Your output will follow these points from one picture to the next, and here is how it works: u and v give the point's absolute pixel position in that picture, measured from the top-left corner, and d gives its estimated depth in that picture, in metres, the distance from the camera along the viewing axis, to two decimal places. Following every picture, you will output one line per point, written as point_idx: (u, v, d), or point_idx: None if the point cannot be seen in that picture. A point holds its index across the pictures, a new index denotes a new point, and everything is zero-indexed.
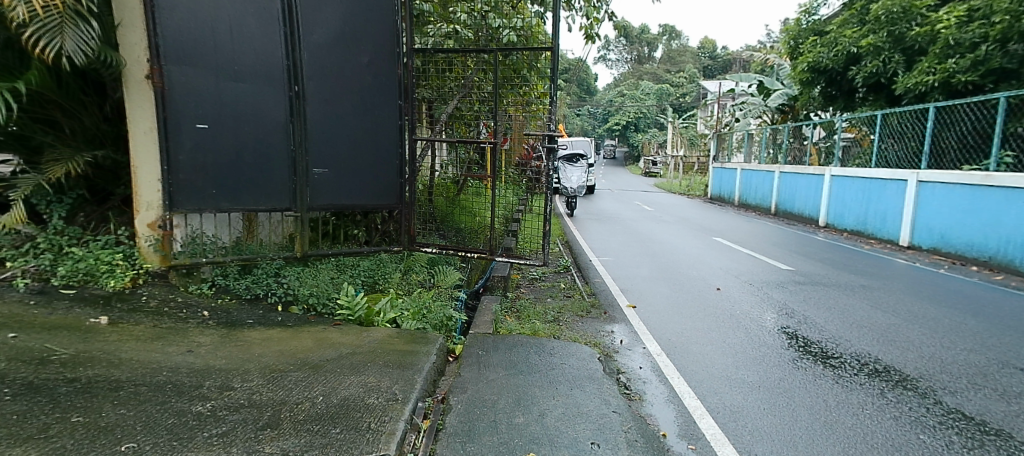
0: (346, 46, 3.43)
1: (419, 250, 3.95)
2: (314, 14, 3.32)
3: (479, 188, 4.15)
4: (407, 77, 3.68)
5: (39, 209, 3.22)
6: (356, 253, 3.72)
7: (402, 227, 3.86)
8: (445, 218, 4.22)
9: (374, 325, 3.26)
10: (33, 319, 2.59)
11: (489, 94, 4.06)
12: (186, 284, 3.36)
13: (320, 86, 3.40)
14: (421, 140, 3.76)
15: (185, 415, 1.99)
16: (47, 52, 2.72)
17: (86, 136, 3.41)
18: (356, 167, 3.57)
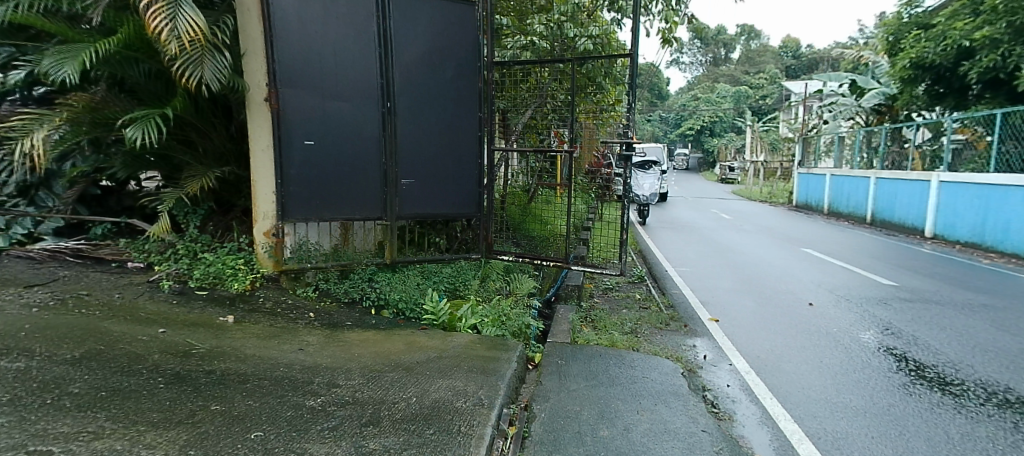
0: (432, 64, 3.65)
1: (496, 258, 4.07)
2: (404, 34, 3.55)
3: (549, 195, 4.22)
4: (487, 89, 3.86)
5: (179, 219, 3.67)
6: (439, 260, 3.90)
7: (480, 235, 4.03)
8: (517, 227, 4.30)
9: (456, 330, 3.37)
10: (177, 317, 2.92)
11: (563, 103, 4.15)
12: (294, 287, 3.64)
13: (408, 102, 3.62)
14: (501, 150, 3.91)
15: (300, 408, 2.17)
16: (189, 80, 3.10)
17: (215, 155, 3.81)
18: (440, 177, 3.77)
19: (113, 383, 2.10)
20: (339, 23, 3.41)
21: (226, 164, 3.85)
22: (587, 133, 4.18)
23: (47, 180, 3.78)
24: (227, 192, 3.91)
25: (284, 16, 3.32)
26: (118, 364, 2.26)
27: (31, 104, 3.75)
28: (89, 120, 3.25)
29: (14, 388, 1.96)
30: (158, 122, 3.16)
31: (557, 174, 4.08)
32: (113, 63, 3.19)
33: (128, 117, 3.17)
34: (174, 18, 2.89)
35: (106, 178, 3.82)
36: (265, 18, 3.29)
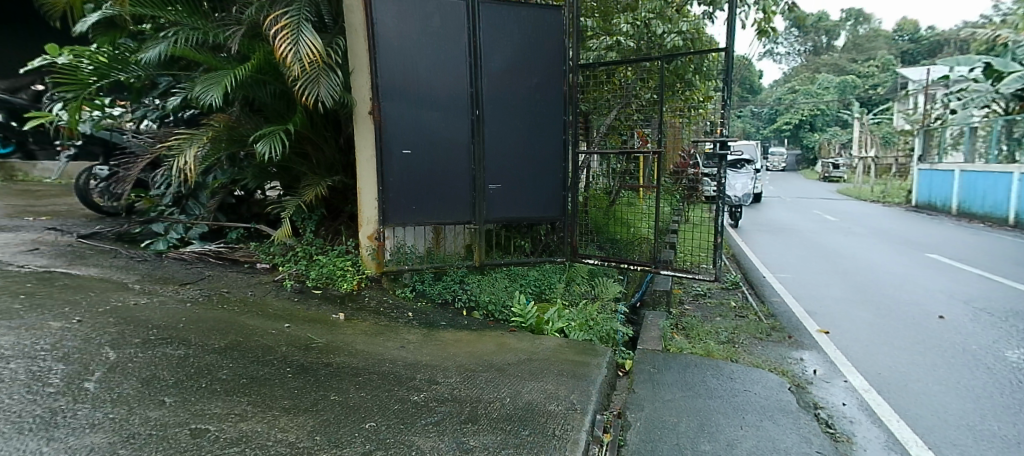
0: (519, 70, 3.74)
1: (580, 261, 4.06)
2: (493, 43, 3.66)
3: (632, 197, 4.18)
4: (572, 92, 3.90)
5: (298, 224, 4.08)
6: (525, 263, 4.03)
7: (564, 240, 4.06)
8: (601, 230, 4.17)
9: (543, 334, 3.36)
10: (298, 314, 3.21)
11: (648, 101, 4.24)
12: (394, 287, 3.82)
13: (496, 110, 3.72)
14: (584, 152, 3.94)
15: (406, 402, 2.29)
16: (308, 98, 3.40)
17: (327, 165, 4.15)
18: (525, 180, 3.85)
19: (251, 372, 2.35)
20: (433, 37, 3.57)
21: (336, 173, 4.17)
22: (672, 132, 4.15)
23: (194, 191, 4.34)
24: (336, 199, 4.25)
25: (385, 32, 3.49)
26: (255, 355, 2.53)
27: (182, 126, 4.36)
28: (227, 138, 3.68)
29: (176, 372, 2.26)
30: (282, 137, 3.50)
31: (641, 174, 4.07)
32: (246, 86, 3.58)
33: (257, 134, 3.56)
34: (297, 42, 3.21)
35: (239, 188, 4.31)
36: (369, 36, 3.47)
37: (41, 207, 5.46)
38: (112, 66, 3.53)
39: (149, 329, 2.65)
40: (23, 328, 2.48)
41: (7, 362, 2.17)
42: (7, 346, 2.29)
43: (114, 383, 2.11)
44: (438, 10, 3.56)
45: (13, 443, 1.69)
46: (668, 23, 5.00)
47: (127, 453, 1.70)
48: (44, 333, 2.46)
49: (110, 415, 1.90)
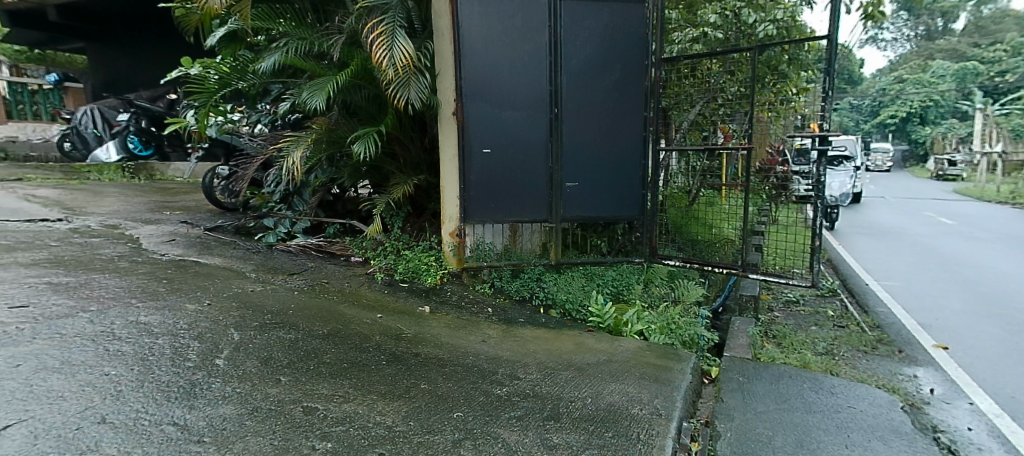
0: (600, 67, 3.70)
1: (660, 262, 3.92)
2: (574, 41, 3.65)
3: (713, 196, 4.02)
4: (654, 88, 3.78)
5: (386, 220, 4.32)
6: (601, 262, 3.95)
7: (643, 240, 3.96)
8: (680, 229, 4.00)
9: (622, 335, 3.28)
10: (389, 305, 3.39)
11: (735, 95, 3.90)
12: (473, 283, 3.90)
13: (575, 107, 3.71)
14: (666, 149, 3.80)
15: (489, 395, 2.34)
16: (399, 100, 3.60)
17: (413, 164, 4.35)
18: (603, 179, 3.82)
19: (349, 357, 2.52)
20: (515, 37, 3.62)
21: (421, 172, 4.35)
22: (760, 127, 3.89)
23: (299, 189, 4.69)
24: (420, 196, 4.44)
25: (470, 34, 3.59)
26: (353, 342, 2.71)
27: (290, 130, 4.73)
28: (326, 140, 3.98)
29: (288, 354, 2.47)
30: (375, 138, 3.74)
31: (723, 174, 3.97)
32: (345, 91, 3.86)
33: (353, 136, 3.81)
34: (391, 48, 3.41)
35: (336, 186, 4.62)
36: (456, 39, 3.59)
37: (175, 202, 6.15)
38: (233, 75, 3.94)
39: (264, 313, 2.92)
40: (164, 309, 2.81)
41: (155, 337, 2.47)
42: (155, 324, 2.61)
43: (239, 361, 2.34)
44: (521, 9, 3.60)
45: (163, 409, 1.94)
46: (760, 11, 4.71)
47: (252, 425, 1.90)
48: (181, 314, 2.77)
49: (237, 389, 2.12)
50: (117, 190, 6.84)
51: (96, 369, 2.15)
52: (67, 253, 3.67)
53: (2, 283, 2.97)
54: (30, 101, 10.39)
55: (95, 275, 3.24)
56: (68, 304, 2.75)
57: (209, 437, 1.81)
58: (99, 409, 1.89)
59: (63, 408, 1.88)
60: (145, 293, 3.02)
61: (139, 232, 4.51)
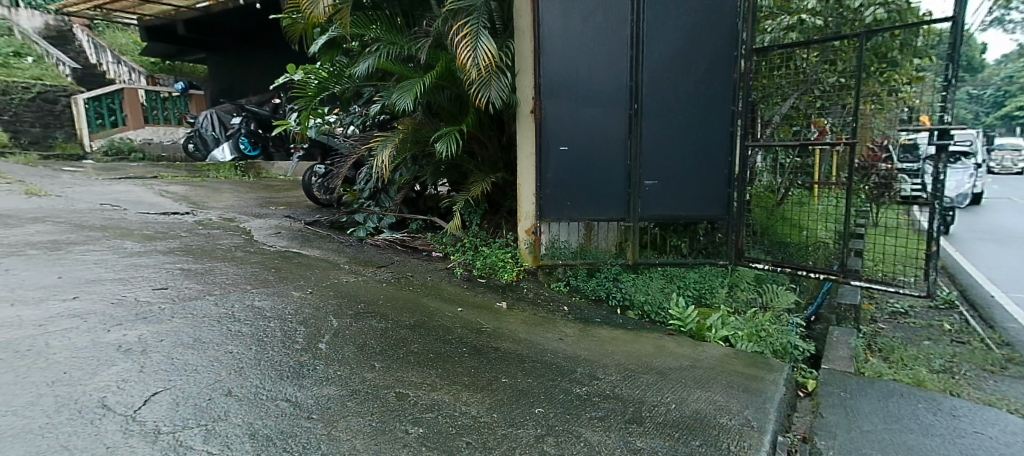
0: (684, 60, 3.56)
1: (747, 265, 3.74)
2: (657, 34, 3.54)
3: (804, 195, 3.65)
4: (743, 79, 3.59)
5: (465, 217, 4.47)
6: (683, 264, 3.80)
7: (728, 239, 3.77)
8: (767, 230, 3.76)
9: (705, 341, 3.16)
10: (469, 299, 3.49)
11: (834, 86, 3.50)
12: (549, 281, 3.91)
13: (657, 103, 3.61)
14: (755, 145, 3.60)
15: (570, 394, 2.34)
16: (480, 99, 3.69)
17: (491, 163, 4.44)
18: (685, 177, 3.68)
19: (436, 348, 2.63)
20: (595, 33, 3.59)
21: (498, 170, 4.44)
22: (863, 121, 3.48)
23: (385, 187, 4.91)
24: (496, 194, 4.53)
25: (551, 32, 3.61)
26: (438, 334, 2.81)
27: (378, 131, 4.98)
28: (411, 140, 4.14)
29: (381, 342, 2.62)
30: (457, 137, 3.86)
31: (816, 171, 3.58)
32: (430, 92, 4.01)
33: (437, 135, 3.96)
34: (475, 49, 3.50)
35: (418, 184, 4.81)
36: (536, 37, 3.62)
37: (280, 198, 6.69)
38: (330, 80, 4.20)
39: (358, 303, 3.11)
40: (274, 295, 3.07)
41: (268, 321, 2.71)
42: (267, 309, 2.86)
43: (338, 346, 2.52)
44: (602, 4, 3.56)
45: (277, 386, 2.13)
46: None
47: (353, 405, 2.04)
48: (287, 300, 3.01)
49: (338, 372, 2.28)
50: (230, 186, 7.52)
51: (221, 347, 2.39)
52: (193, 242, 4.10)
53: (145, 267, 3.37)
54: (162, 107, 11.59)
55: (216, 263, 3.59)
56: (197, 288, 3.07)
57: (318, 414, 1.97)
58: (227, 383, 2.12)
59: (197, 379, 2.12)
60: (259, 280, 3.31)
61: (249, 225, 4.94)
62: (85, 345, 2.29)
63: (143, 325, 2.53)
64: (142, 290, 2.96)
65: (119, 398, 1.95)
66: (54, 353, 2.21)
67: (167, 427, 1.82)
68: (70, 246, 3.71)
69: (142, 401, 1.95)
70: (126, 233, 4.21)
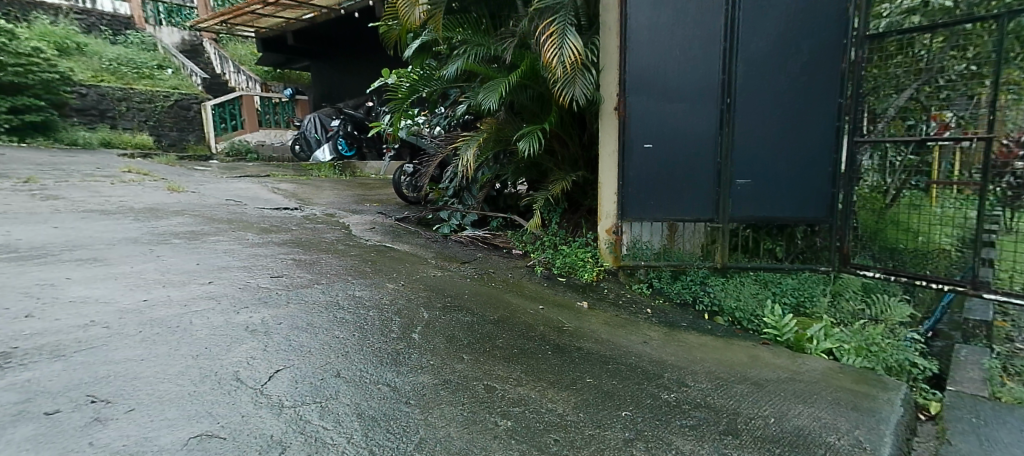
0: (784, 50, 3.35)
1: (852, 272, 3.41)
2: (754, 24, 3.36)
3: (918, 196, 3.26)
4: (852, 70, 3.28)
5: (544, 215, 4.48)
6: (779, 269, 3.58)
7: (832, 245, 3.46)
8: (875, 236, 3.42)
9: (805, 353, 2.96)
10: (550, 297, 3.51)
11: (962, 75, 3.13)
12: (630, 282, 3.83)
13: (751, 97, 3.42)
14: (864, 141, 3.29)
15: (658, 399, 2.29)
16: (564, 98, 3.69)
17: (571, 161, 4.44)
18: (781, 176, 3.46)
19: (519, 344, 2.66)
20: (685, 26, 3.47)
21: (579, 169, 4.43)
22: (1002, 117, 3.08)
23: (469, 185, 5.08)
24: (576, 193, 4.52)
25: (638, 26, 3.53)
26: (522, 330, 2.85)
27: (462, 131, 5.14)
28: (494, 139, 4.25)
29: (468, 335, 2.69)
30: (540, 135, 3.88)
31: (935, 171, 3.16)
32: (514, 91, 4.07)
33: (519, 134, 4.01)
34: (561, 46, 3.51)
35: (500, 182, 4.91)
36: (622, 32, 3.57)
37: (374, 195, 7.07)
38: (420, 82, 4.39)
39: (445, 296, 3.22)
40: (371, 286, 3.25)
41: (367, 309, 2.88)
42: (367, 298, 3.04)
43: (430, 337, 2.62)
44: None
45: (378, 371, 2.26)
46: None
47: (446, 394, 2.12)
48: (383, 291, 3.18)
49: (430, 361, 2.37)
50: (330, 184, 8.05)
51: (330, 331, 2.57)
52: (301, 235, 4.42)
53: (264, 256, 3.69)
54: (273, 111, 12.49)
55: (322, 255, 3.85)
56: (308, 277, 3.32)
57: (415, 400, 2.07)
58: (336, 365, 2.27)
59: (311, 360, 2.29)
60: (358, 272, 3.51)
61: (346, 220, 5.26)
62: (221, 324, 2.55)
63: (265, 308, 2.77)
64: (262, 277, 3.25)
65: (249, 372, 2.15)
66: (197, 329, 2.47)
67: (290, 401, 1.99)
68: (204, 236, 4.14)
69: (268, 376, 2.14)
70: (246, 226, 4.63)
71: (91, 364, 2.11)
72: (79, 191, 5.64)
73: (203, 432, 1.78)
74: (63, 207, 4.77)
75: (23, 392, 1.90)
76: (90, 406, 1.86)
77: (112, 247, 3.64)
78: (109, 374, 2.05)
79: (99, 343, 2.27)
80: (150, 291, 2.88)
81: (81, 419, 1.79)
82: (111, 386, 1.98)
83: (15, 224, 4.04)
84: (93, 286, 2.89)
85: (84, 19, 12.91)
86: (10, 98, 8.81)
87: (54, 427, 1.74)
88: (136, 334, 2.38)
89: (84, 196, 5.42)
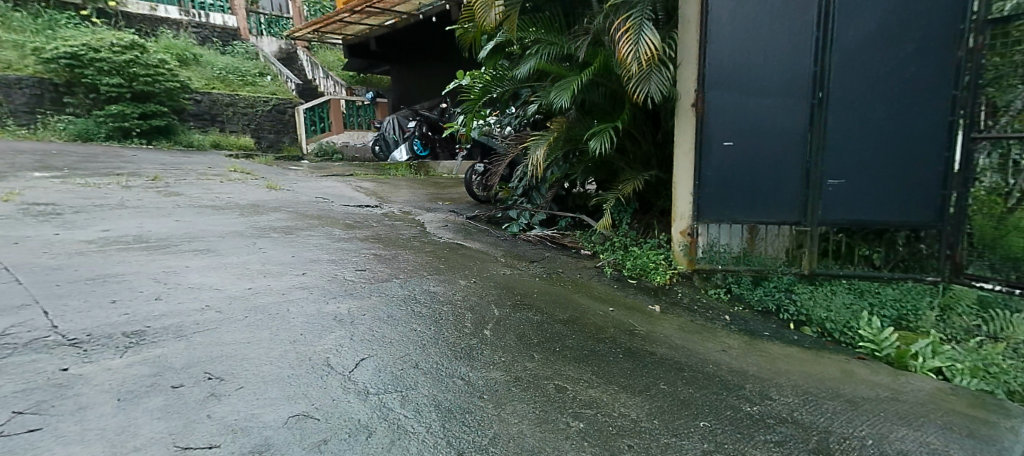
0: (886, 40, 3.08)
1: (965, 284, 3.07)
2: (853, 12, 3.11)
3: None
4: (970, 59, 2.95)
5: (614, 216, 4.40)
6: (876, 278, 3.30)
7: (938, 252, 3.17)
8: (995, 245, 2.99)
9: (908, 371, 2.69)
10: (621, 300, 3.42)
11: None
12: (706, 287, 3.66)
13: (847, 91, 3.17)
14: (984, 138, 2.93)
15: (738, 411, 2.17)
16: (638, 95, 3.59)
17: (643, 160, 4.31)
18: (880, 177, 3.19)
19: (588, 345, 2.62)
20: (773, 16, 3.26)
21: (651, 168, 4.30)
22: None
23: (538, 184, 5.07)
24: (648, 194, 4.39)
25: (721, 18, 3.36)
26: (592, 332, 2.80)
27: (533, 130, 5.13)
28: (565, 138, 4.21)
29: (538, 334, 2.68)
30: (611, 134, 3.79)
31: None
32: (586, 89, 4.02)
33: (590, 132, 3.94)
34: (637, 42, 3.40)
35: (569, 182, 4.85)
36: (703, 25, 3.40)
37: (449, 194, 7.24)
38: (492, 82, 4.43)
39: (516, 294, 3.23)
40: (445, 282, 3.33)
41: (442, 304, 2.94)
42: (442, 294, 3.11)
43: (501, 334, 2.64)
44: None
45: (453, 365, 2.30)
46: None
47: (517, 392, 2.12)
48: (457, 287, 3.24)
49: (502, 358, 2.39)
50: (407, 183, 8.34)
51: (409, 324, 2.65)
52: (381, 231, 4.60)
53: (350, 251, 3.88)
54: (357, 114, 13.22)
55: (401, 251, 3.98)
56: (388, 271, 3.45)
57: (487, 396, 2.08)
58: (415, 357, 2.34)
59: (393, 351, 2.37)
60: (433, 268, 3.60)
61: (421, 217, 5.42)
62: (314, 313, 2.70)
63: (351, 300, 2.91)
64: (348, 270, 3.41)
65: (338, 359, 2.26)
66: (294, 317, 2.63)
67: (374, 389, 2.07)
68: (298, 231, 4.41)
69: (355, 364, 2.24)
70: (333, 222, 4.89)
71: (206, 344, 2.30)
72: (194, 187, 6.20)
73: (300, 412, 1.88)
74: (181, 202, 5.25)
75: (155, 366, 2.10)
76: (207, 382, 2.02)
77: (222, 239, 3.97)
78: (222, 354, 2.22)
79: (214, 325, 2.47)
80: (254, 280, 3.10)
81: (199, 393, 1.95)
82: (223, 365, 2.14)
83: (144, 216, 4.50)
84: (207, 274, 3.15)
85: (199, 32, 14.17)
86: (140, 105, 9.82)
87: (179, 399, 1.90)
88: (244, 319, 2.57)
89: (199, 192, 5.95)
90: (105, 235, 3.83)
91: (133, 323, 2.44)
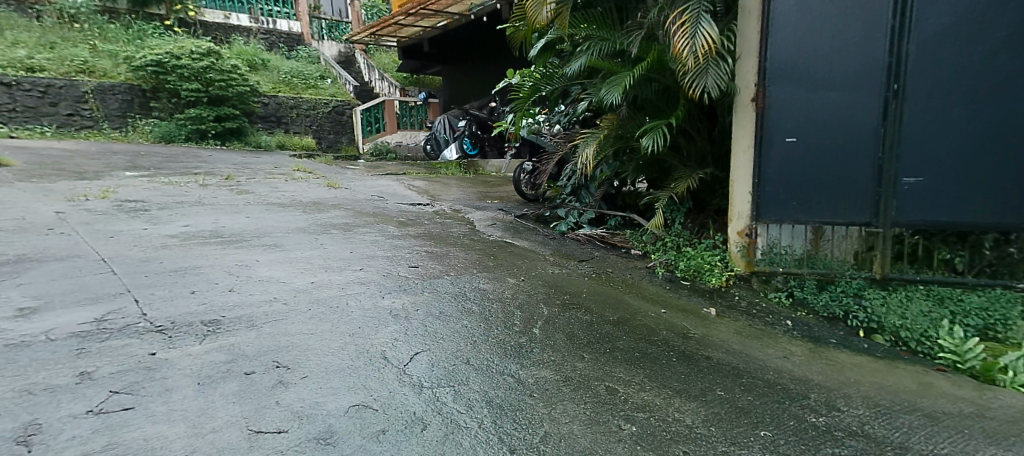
0: (970, 27, 2.85)
1: None
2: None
3: None
4: None
5: (667, 215, 4.27)
6: (958, 284, 3.04)
7: None
8: None
9: (994, 386, 2.48)
10: (674, 302, 3.33)
11: None
12: (765, 290, 3.50)
13: (925, 82, 2.96)
14: None
15: (803, 422, 2.06)
16: (694, 90, 3.47)
17: (698, 157, 4.17)
18: (962, 175, 2.95)
19: (640, 348, 2.55)
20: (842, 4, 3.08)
21: (706, 165, 4.16)
22: None
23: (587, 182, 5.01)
24: (703, 192, 4.28)
25: (785, 9, 3.21)
26: (644, 333, 2.74)
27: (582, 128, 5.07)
28: (616, 135, 4.14)
29: (588, 334, 2.64)
30: (664, 131, 3.69)
31: None
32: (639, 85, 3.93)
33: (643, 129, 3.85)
34: (693, 35, 3.29)
35: (619, 180, 4.77)
36: (765, 16, 3.26)
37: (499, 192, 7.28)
38: (542, 80, 4.42)
39: (566, 294, 3.20)
40: (495, 279, 3.34)
41: (491, 302, 2.96)
42: (491, 291, 3.12)
43: (550, 333, 2.62)
44: None
45: (503, 362, 2.30)
46: None
47: (568, 392, 2.10)
48: (507, 285, 3.25)
49: (551, 357, 2.37)
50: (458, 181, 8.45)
51: (460, 320, 2.67)
52: (433, 229, 4.67)
53: (404, 247, 3.96)
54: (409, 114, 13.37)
55: (452, 248, 4.03)
56: (440, 268, 3.50)
57: (538, 394, 2.07)
58: (466, 353, 2.36)
59: (445, 346, 2.40)
60: (483, 265, 3.62)
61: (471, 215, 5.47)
62: (371, 307, 2.77)
63: (404, 295, 2.97)
64: (402, 267, 3.49)
65: (394, 353, 2.31)
66: (352, 311, 2.71)
67: (428, 383, 2.10)
68: (356, 228, 4.54)
69: (410, 357, 2.28)
70: (388, 219, 5.01)
71: (274, 334, 2.41)
72: (261, 186, 6.51)
73: (359, 403, 1.94)
74: (249, 200, 5.52)
75: (229, 353, 2.21)
76: (276, 370, 2.11)
77: (287, 234, 4.15)
78: (288, 344, 2.32)
79: (281, 316, 2.59)
80: (315, 274, 3.22)
81: (269, 380, 2.03)
82: (290, 355, 2.23)
83: (218, 213, 4.77)
84: (273, 267, 3.30)
85: (267, 38, 14.88)
86: (216, 108, 10.40)
87: (251, 385, 2.00)
88: (307, 311, 2.67)
89: (267, 190, 6.24)
90: (184, 230, 4.08)
91: (209, 312, 2.58)
